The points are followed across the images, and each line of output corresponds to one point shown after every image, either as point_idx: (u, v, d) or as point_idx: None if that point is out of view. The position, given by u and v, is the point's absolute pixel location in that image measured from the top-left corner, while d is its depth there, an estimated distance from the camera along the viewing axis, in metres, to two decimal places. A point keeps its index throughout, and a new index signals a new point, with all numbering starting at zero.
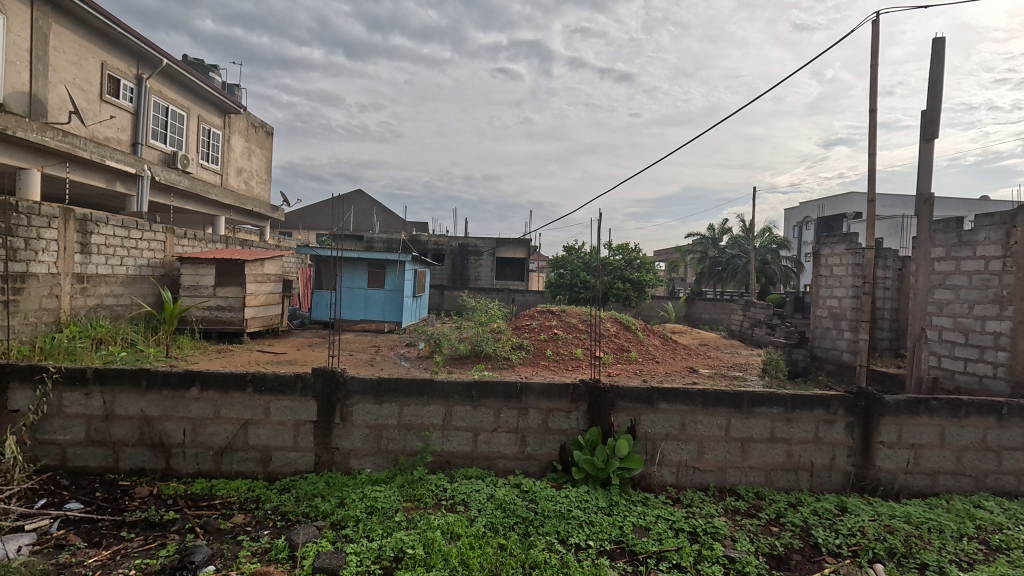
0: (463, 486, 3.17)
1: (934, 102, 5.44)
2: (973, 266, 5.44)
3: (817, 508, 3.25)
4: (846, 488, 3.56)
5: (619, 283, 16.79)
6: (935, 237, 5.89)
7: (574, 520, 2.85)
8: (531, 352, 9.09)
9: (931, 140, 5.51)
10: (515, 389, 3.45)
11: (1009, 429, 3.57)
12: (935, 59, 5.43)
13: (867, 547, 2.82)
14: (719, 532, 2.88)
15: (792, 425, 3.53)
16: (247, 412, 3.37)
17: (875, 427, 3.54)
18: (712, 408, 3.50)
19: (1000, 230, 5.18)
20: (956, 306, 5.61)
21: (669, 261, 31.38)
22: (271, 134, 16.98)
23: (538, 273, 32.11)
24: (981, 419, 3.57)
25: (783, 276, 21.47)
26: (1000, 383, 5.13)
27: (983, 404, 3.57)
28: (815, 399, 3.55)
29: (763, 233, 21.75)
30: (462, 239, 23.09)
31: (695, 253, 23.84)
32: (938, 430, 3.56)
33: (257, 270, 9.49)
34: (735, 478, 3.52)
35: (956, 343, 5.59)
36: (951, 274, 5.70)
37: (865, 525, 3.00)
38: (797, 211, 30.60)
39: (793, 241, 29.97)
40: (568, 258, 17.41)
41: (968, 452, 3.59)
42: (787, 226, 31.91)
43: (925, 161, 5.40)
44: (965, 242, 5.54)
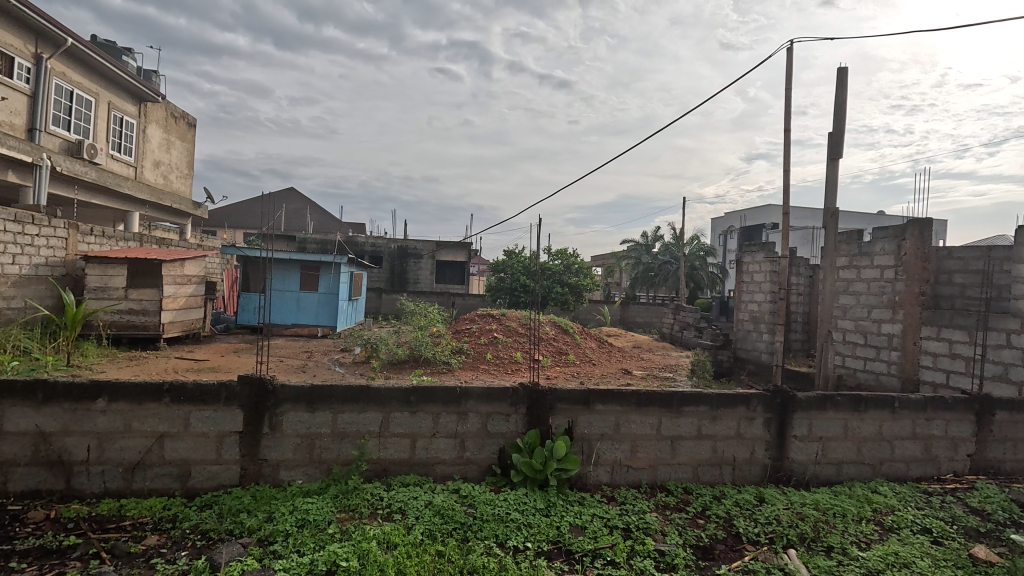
0: (400, 494, 3.09)
1: (838, 124, 5.98)
2: (872, 274, 6.02)
3: (738, 500, 3.46)
4: (764, 480, 3.82)
5: (558, 287, 17.12)
6: (840, 247, 6.46)
7: (512, 523, 2.87)
8: (471, 356, 9.07)
9: (837, 159, 6.06)
10: (455, 394, 3.43)
11: (900, 420, 4.00)
12: (839, 87, 5.98)
13: (781, 534, 3.05)
14: (651, 527, 3.01)
15: (717, 422, 3.76)
16: (164, 423, 3.13)
17: (789, 422, 3.84)
18: (643, 408, 3.65)
19: (893, 242, 5.77)
20: (857, 310, 6.19)
21: (605, 267, 32.44)
22: (192, 125, 15.88)
23: (478, 277, 32.17)
24: (877, 412, 3.96)
25: (710, 282, 22.79)
26: (893, 379, 5.73)
27: (878, 399, 3.97)
28: (738, 398, 3.78)
29: (691, 241, 23.00)
30: (401, 242, 22.69)
31: (630, 259, 24.86)
32: (843, 423, 3.92)
33: (177, 270, 8.80)
34: (665, 474, 3.68)
35: (857, 343, 6.16)
36: (853, 282, 6.27)
37: (780, 513, 3.24)
38: (722, 220, 32.64)
39: (718, 248, 31.89)
40: (509, 262, 17.52)
41: (868, 442, 3.96)
42: (713, 235, 33.96)
43: (831, 178, 5.93)
44: (865, 252, 6.12)
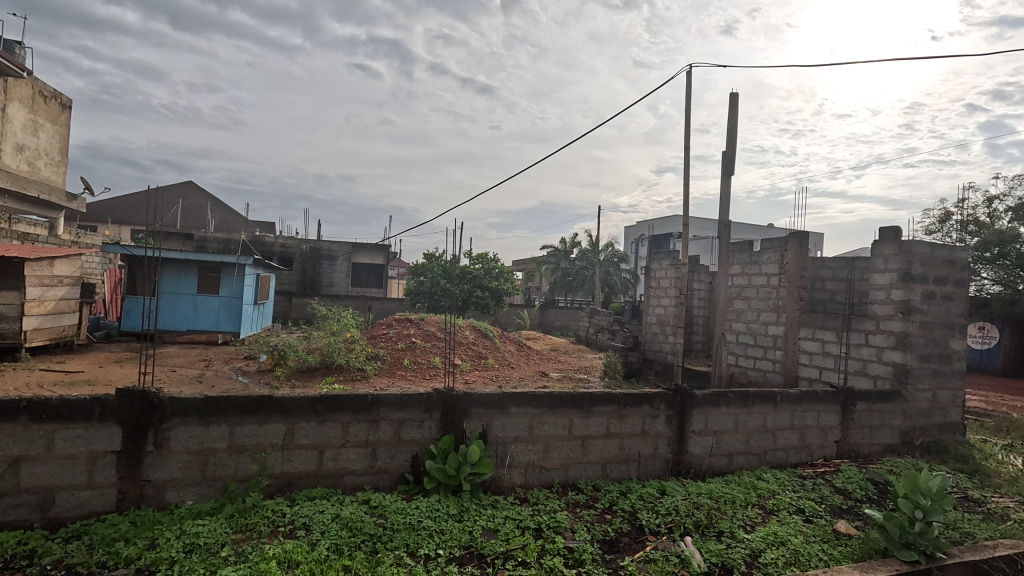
0: (304, 509, 2.94)
1: (731, 144, 6.55)
2: (760, 281, 6.64)
3: (641, 493, 3.67)
4: (666, 473, 4.08)
5: (478, 291, 17.16)
6: (734, 256, 7.07)
7: (424, 531, 2.83)
8: (387, 362, 8.82)
9: (730, 176, 6.62)
10: (366, 402, 3.33)
11: (781, 413, 4.46)
12: (732, 111, 6.56)
13: (679, 523, 3.27)
14: (560, 525, 3.10)
15: (624, 420, 3.97)
16: (20, 446, 2.73)
17: (688, 418, 4.14)
18: (556, 409, 3.76)
19: (778, 252, 6.40)
20: (748, 314, 6.80)
21: (525, 272, 33.00)
22: (66, 107, 14.07)
23: (397, 281, 31.41)
24: (762, 407, 4.39)
25: (623, 286, 23.96)
26: (777, 376, 6.36)
27: (763, 394, 4.40)
28: (643, 397, 4.01)
29: (606, 247, 24.07)
30: (314, 243, 21.60)
31: (549, 264, 25.50)
32: (734, 417, 4.29)
33: (43, 271, 7.72)
34: (576, 473, 3.82)
35: (748, 344, 6.77)
36: (744, 287, 6.89)
37: (678, 504, 3.48)
38: (634, 229, 34.50)
39: (630, 255, 33.64)
40: (428, 265, 17.29)
41: (755, 434, 4.38)
42: (626, 242, 35.77)
43: (726, 194, 6.49)
44: (755, 261, 6.74)
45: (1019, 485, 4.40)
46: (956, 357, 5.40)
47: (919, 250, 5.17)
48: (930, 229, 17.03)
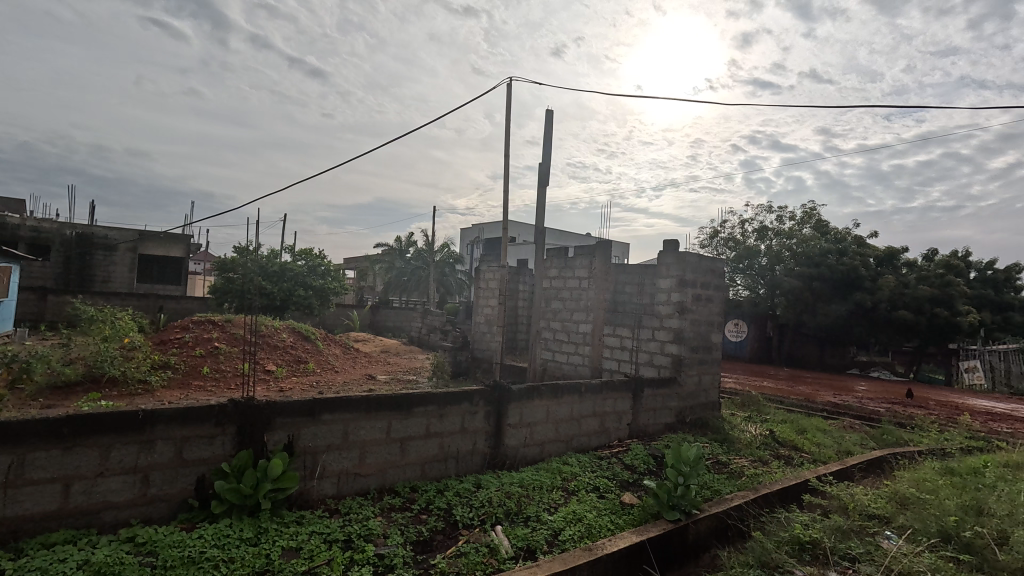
0: (36, 561, 2.34)
1: (547, 158, 7.10)
2: (573, 284, 7.32)
3: (458, 490, 3.76)
4: (483, 467, 4.25)
5: (301, 291, 15.81)
6: (552, 260, 7.68)
7: (208, 563, 2.48)
8: (180, 372, 7.61)
9: (546, 187, 7.17)
10: (135, 420, 2.79)
11: (584, 402, 4.99)
12: (549, 127, 7.12)
13: (491, 513, 3.43)
14: (372, 533, 3.00)
15: (444, 419, 4.01)
16: None
17: (505, 412, 4.37)
18: (373, 413, 3.63)
19: (588, 258, 7.13)
20: (563, 313, 7.45)
21: (357, 270, 31.47)
22: None
23: (202, 277, 27.31)
24: (569, 398, 4.86)
25: (457, 287, 24.38)
26: (584, 369, 7.10)
27: (570, 386, 4.88)
28: (463, 395, 4.11)
29: (441, 248, 24.23)
30: (84, 229, 17.59)
31: (383, 263, 24.73)
32: (545, 409, 4.67)
33: None
34: (394, 477, 3.74)
35: (562, 340, 7.42)
36: (560, 289, 7.53)
37: (491, 496, 3.64)
38: (469, 231, 35.42)
39: (465, 257, 34.45)
40: (240, 260, 15.37)
41: (563, 423, 4.82)
42: (461, 244, 36.51)
43: (543, 202, 7.03)
44: (569, 265, 7.40)
45: (752, 447, 5.60)
46: (715, 348, 6.67)
47: (690, 260, 6.27)
48: (703, 243, 20.82)
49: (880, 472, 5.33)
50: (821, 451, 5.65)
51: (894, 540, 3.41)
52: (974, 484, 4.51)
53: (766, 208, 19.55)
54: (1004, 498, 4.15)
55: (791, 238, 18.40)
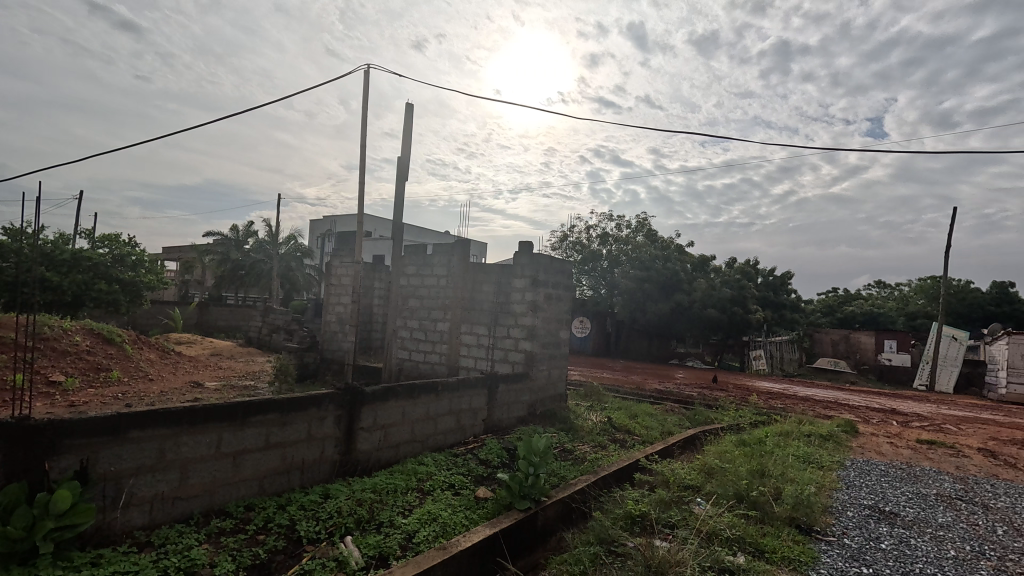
0: None
1: (405, 152, 6.92)
2: (431, 281, 7.22)
3: (302, 503, 3.47)
4: (332, 476, 3.98)
5: (103, 284, 13.20)
6: (409, 257, 7.49)
7: None
8: None
9: (404, 182, 6.98)
10: None
11: (441, 400, 5.01)
12: (407, 121, 6.95)
13: (340, 524, 3.23)
14: (196, 564, 2.62)
15: (287, 428, 3.68)
16: None
17: (357, 416, 4.17)
18: (200, 426, 3.18)
19: (446, 256, 7.09)
20: (420, 311, 7.32)
21: (181, 262, 27.31)
22: None
23: None
24: (425, 397, 4.83)
25: (305, 283, 22.59)
26: (441, 367, 7.06)
27: (427, 385, 4.85)
28: (309, 400, 3.82)
29: (287, 240, 22.21)
30: None
31: (214, 254, 21.84)
32: (401, 410, 4.57)
33: None
34: (225, 496, 3.31)
35: (418, 339, 7.28)
36: (417, 287, 7.37)
37: (340, 505, 3.44)
38: (320, 223, 33.09)
39: (315, 251, 32.12)
40: (13, 245, 12.29)
41: (419, 423, 4.77)
42: (311, 237, 33.94)
43: (401, 198, 6.84)
44: (427, 263, 7.28)
45: (593, 434, 6.13)
46: (563, 343, 7.16)
47: (542, 261, 6.64)
48: (554, 246, 22.22)
49: (692, 447, 6.24)
50: (649, 433, 6.41)
51: (702, 505, 4.03)
52: (758, 451, 5.52)
53: (607, 217, 21.57)
54: (777, 461, 5.15)
55: (627, 244, 20.58)
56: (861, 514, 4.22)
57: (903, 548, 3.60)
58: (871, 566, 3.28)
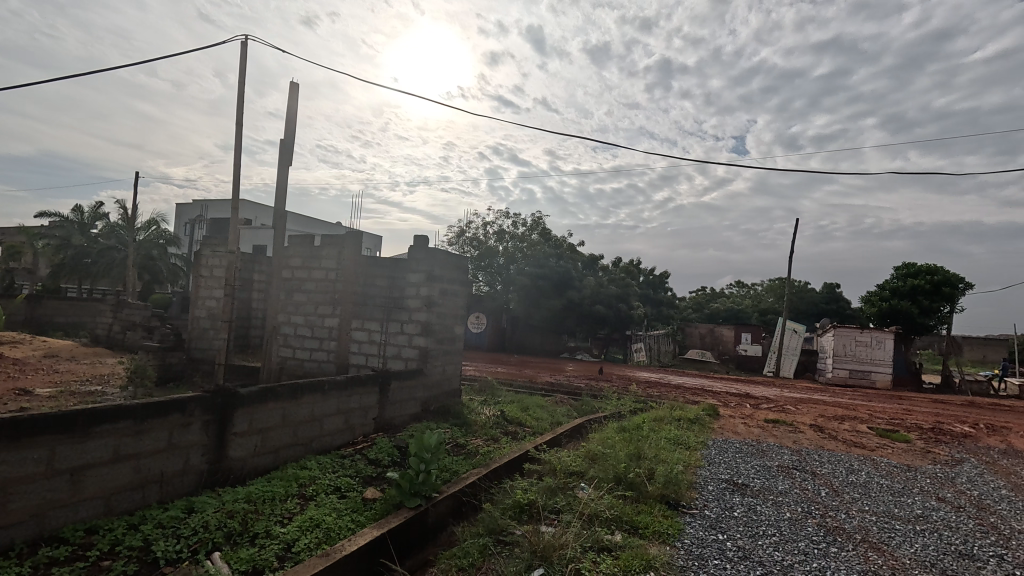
0: None
1: (290, 136, 6.44)
2: (319, 274, 6.78)
3: (161, 520, 3.10)
4: (198, 488, 3.60)
5: None
6: (294, 248, 6.97)
7: None
8: None
9: (287, 167, 6.49)
10: None
11: (327, 400, 4.77)
12: (292, 101, 6.46)
13: (206, 541, 2.93)
14: None
15: (143, 437, 3.26)
16: None
17: (229, 420, 3.81)
18: (25, 439, 2.70)
19: (336, 248, 6.70)
20: (306, 306, 6.85)
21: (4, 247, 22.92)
22: None
23: None
24: (308, 397, 4.56)
25: (170, 274, 20.16)
26: (329, 365, 6.68)
27: (311, 385, 4.58)
28: (171, 404, 3.41)
29: (147, 226, 19.64)
30: None
31: (51, 239, 18.65)
32: (281, 412, 4.27)
33: None
34: (59, 520, 2.85)
35: (303, 336, 6.82)
36: (303, 280, 6.87)
37: (208, 519, 3.13)
38: (190, 208, 29.71)
39: (183, 239, 28.78)
40: None
41: (302, 425, 4.49)
42: (178, 223, 30.34)
43: (284, 184, 6.35)
44: (315, 255, 6.82)
45: (486, 427, 6.22)
46: (458, 339, 7.16)
47: (438, 256, 6.57)
48: (451, 241, 22.09)
49: (579, 436, 6.59)
50: (539, 424, 6.65)
51: (586, 489, 4.28)
52: (636, 436, 5.99)
53: (504, 214, 21.93)
54: (652, 444, 5.63)
55: (523, 242, 21.09)
56: (719, 487, 4.77)
57: (751, 514, 4.13)
58: (725, 532, 3.72)
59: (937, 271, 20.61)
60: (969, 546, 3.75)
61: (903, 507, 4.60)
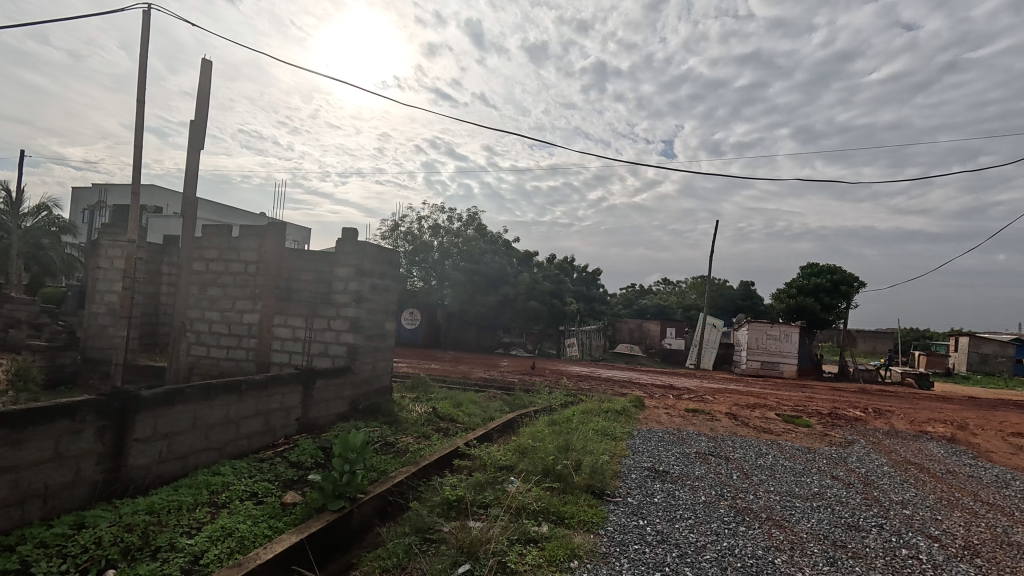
0: None
1: (201, 116, 5.98)
2: (237, 267, 6.34)
3: (45, 538, 2.78)
4: (92, 501, 3.27)
5: None
6: (210, 239, 6.47)
7: None
8: None
9: (199, 151, 6.03)
10: None
11: (244, 401, 4.50)
12: (204, 79, 6.00)
13: (99, 558, 2.66)
14: None
15: (23, 447, 2.92)
16: None
17: (129, 425, 3.49)
18: None
19: (257, 240, 6.29)
20: (223, 301, 6.39)
21: None
22: None
23: None
24: (223, 398, 4.28)
25: (64, 266, 18.20)
26: (248, 364, 6.28)
27: (226, 385, 4.30)
28: (58, 410, 3.07)
29: (35, 212, 17.60)
30: None
31: None
32: (191, 414, 3.97)
33: None
34: None
35: (220, 333, 6.37)
36: (220, 274, 6.41)
37: (101, 534, 2.85)
38: (89, 193, 26.94)
39: (80, 227, 26.07)
40: None
41: (215, 428, 4.20)
42: (74, 209, 27.41)
43: (196, 169, 5.90)
44: (232, 246, 6.37)
45: (417, 424, 6.12)
46: (389, 335, 6.98)
47: (367, 249, 6.37)
48: (384, 235, 21.51)
49: (510, 430, 6.65)
50: (471, 420, 6.64)
51: (514, 482, 4.32)
52: (565, 429, 6.13)
53: (439, 209, 21.65)
54: (579, 436, 5.79)
55: (458, 237, 20.93)
56: (642, 475, 4.98)
57: (670, 500, 4.35)
58: (645, 518, 3.89)
59: (836, 271, 22.69)
60: (855, 519, 4.17)
61: (803, 486, 5.03)
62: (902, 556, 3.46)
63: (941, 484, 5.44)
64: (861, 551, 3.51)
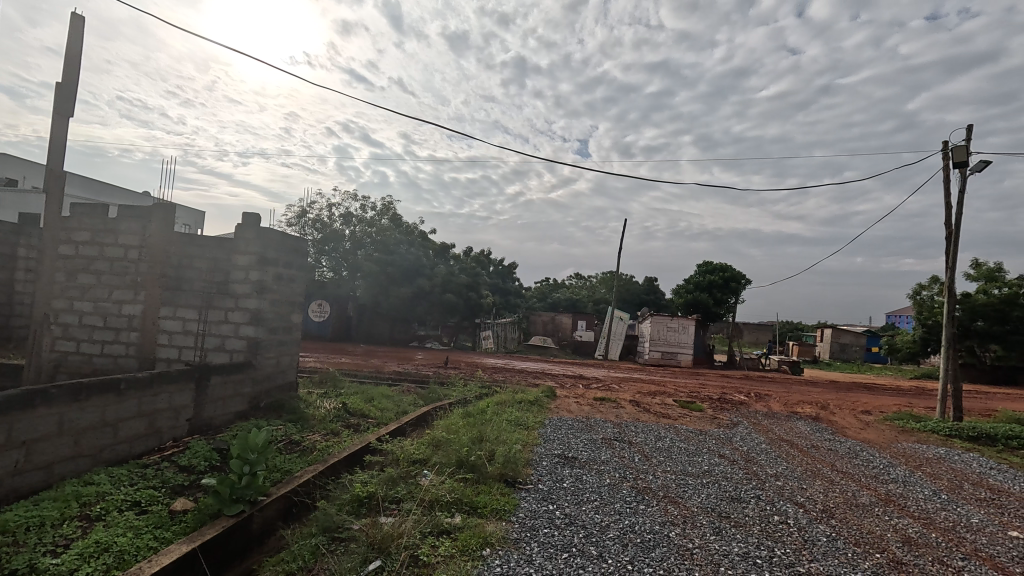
0: None
1: (70, 79, 5.24)
2: (114, 252, 5.63)
3: None
4: None
5: None
6: (82, 220, 5.70)
7: None
8: None
9: (67, 118, 5.28)
10: None
11: (124, 402, 4.05)
12: (74, 36, 5.26)
13: None
14: None
15: None
16: None
17: None
18: None
19: (140, 223, 5.61)
20: (97, 290, 5.65)
21: None
22: None
23: None
24: (98, 399, 3.82)
25: None
26: (129, 360, 5.65)
27: (101, 384, 3.85)
28: None
29: None
30: None
31: None
32: (56, 418, 3.50)
33: None
34: None
35: (92, 326, 5.64)
36: (93, 259, 5.66)
37: None
38: None
39: None
40: None
41: (87, 432, 3.73)
42: None
43: (64, 140, 5.17)
44: (109, 229, 5.64)
45: (326, 421, 5.88)
46: (294, 328, 6.60)
47: (271, 237, 5.96)
48: (290, 222, 20.21)
49: (424, 424, 6.59)
50: (383, 415, 6.49)
51: (428, 476, 4.31)
52: (478, 421, 6.19)
53: (351, 196, 20.73)
54: (493, 427, 5.88)
55: (371, 227, 20.18)
56: (553, 462, 5.18)
57: (578, 484, 4.58)
58: (555, 502, 4.05)
59: (729, 269, 24.81)
60: (737, 491, 4.65)
61: (696, 464, 5.52)
62: (774, 522, 3.91)
63: (808, 457, 6.21)
64: (741, 520, 3.92)
